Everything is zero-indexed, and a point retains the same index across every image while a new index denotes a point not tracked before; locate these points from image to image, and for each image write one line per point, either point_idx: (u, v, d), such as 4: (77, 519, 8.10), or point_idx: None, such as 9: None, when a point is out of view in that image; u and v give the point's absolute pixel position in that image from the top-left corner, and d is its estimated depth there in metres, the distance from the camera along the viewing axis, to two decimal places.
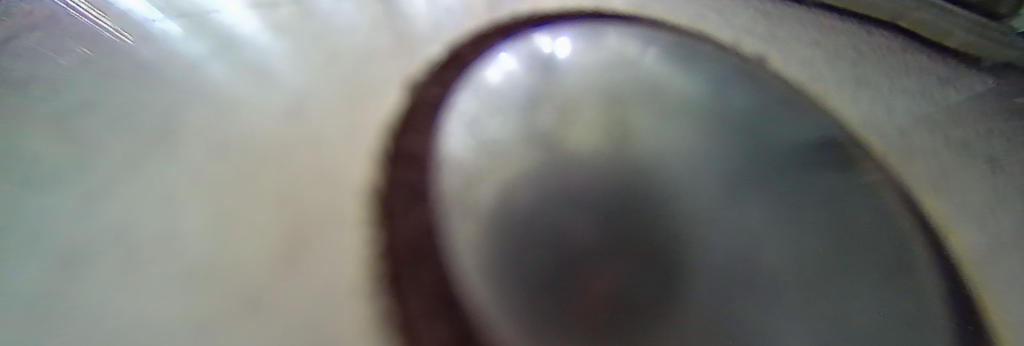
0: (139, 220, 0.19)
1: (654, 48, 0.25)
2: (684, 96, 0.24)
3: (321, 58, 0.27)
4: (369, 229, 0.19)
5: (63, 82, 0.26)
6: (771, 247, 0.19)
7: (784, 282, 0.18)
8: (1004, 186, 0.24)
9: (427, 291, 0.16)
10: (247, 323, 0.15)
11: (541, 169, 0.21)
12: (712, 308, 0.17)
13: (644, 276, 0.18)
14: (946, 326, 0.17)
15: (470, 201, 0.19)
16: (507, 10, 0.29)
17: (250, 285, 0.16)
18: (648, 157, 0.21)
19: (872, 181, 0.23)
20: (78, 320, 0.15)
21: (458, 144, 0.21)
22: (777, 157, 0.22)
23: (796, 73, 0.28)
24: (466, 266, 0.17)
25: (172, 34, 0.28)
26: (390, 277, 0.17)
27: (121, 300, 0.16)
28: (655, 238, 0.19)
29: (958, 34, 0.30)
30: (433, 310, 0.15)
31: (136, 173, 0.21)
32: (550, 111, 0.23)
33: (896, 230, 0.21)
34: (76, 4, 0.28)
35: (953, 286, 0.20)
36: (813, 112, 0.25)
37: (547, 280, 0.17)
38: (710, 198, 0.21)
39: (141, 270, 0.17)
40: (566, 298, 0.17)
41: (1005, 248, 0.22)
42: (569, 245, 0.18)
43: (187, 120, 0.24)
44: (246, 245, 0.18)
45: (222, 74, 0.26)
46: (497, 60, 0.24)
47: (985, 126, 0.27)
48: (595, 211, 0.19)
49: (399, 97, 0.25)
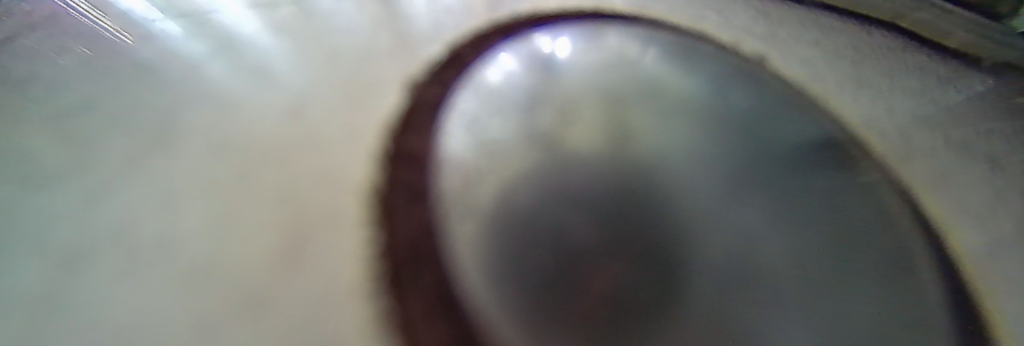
0: (141, 219, 0.19)
1: (654, 48, 0.25)
2: (685, 96, 0.24)
3: (321, 58, 0.27)
4: (369, 229, 0.19)
5: (62, 81, 0.26)
6: (773, 246, 0.19)
7: (785, 282, 0.18)
8: (1002, 186, 0.25)
9: (427, 291, 0.16)
10: (248, 323, 0.15)
11: (542, 168, 0.20)
12: (710, 307, 0.17)
13: (645, 277, 0.17)
14: (943, 327, 0.18)
15: (470, 201, 0.19)
16: (507, 11, 0.29)
17: (250, 285, 0.16)
18: (649, 157, 0.21)
19: (871, 182, 0.23)
20: (80, 319, 0.15)
21: (458, 144, 0.20)
22: (778, 157, 0.22)
23: (795, 72, 0.28)
24: (466, 266, 0.17)
25: (172, 34, 0.28)
26: (390, 277, 0.17)
27: (121, 299, 0.16)
28: (655, 238, 0.19)
29: (958, 34, 0.30)
30: (433, 311, 0.15)
31: (135, 173, 0.21)
32: (550, 111, 0.22)
33: (898, 230, 0.21)
34: (77, 5, 0.28)
35: (953, 286, 0.20)
36: (813, 112, 0.25)
37: (547, 279, 0.17)
38: (710, 198, 0.20)
39: (142, 270, 0.17)
40: (568, 297, 0.17)
41: (995, 250, 0.23)
42: (569, 245, 0.18)
43: (186, 119, 0.24)
44: (245, 245, 0.18)
45: (223, 74, 0.26)
46: (497, 60, 0.24)
47: (985, 126, 0.27)
48: (595, 212, 0.19)
49: (399, 97, 0.25)
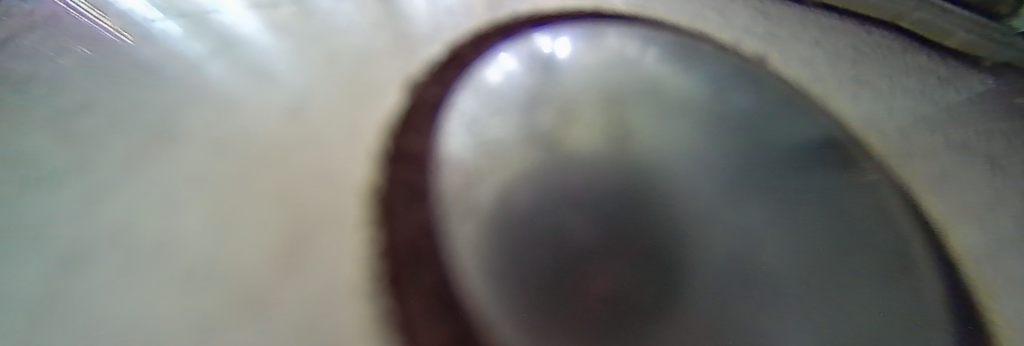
0: (141, 218, 0.19)
1: (654, 48, 0.25)
2: (685, 95, 0.24)
3: (321, 58, 0.27)
4: (370, 229, 0.19)
5: (62, 81, 0.26)
6: (772, 246, 0.19)
7: (786, 282, 0.18)
8: (1001, 185, 0.25)
9: (427, 290, 0.17)
10: (249, 324, 0.15)
11: (542, 166, 0.20)
12: (708, 307, 0.17)
13: (644, 277, 0.17)
14: (943, 326, 0.18)
15: (469, 201, 0.19)
16: (507, 12, 0.29)
17: (249, 285, 0.17)
18: (649, 157, 0.21)
19: (871, 182, 0.23)
20: (85, 319, 0.16)
21: (459, 144, 0.20)
22: (779, 157, 0.22)
23: (795, 73, 0.28)
24: (465, 266, 0.17)
25: (172, 33, 0.28)
26: (391, 277, 0.18)
27: (124, 299, 0.16)
28: (655, 238, 0.18)
29: (959, 34, 0.30)
30: (432, 310, 0.16)
31: (135, 172, 0.21)
32: (550, 111, 0.22)
33: (899, 230, 0.21)
34: (77, 5, 0.28)
35: (953, 285, 0.20)
36: (813, 111, 0.25)
37: (547, 281, 0.17)
38: (712, 199, 0.20)
39: (141, 270, 0.17)
40: (567, 298, 0.16)
41: (994, 249, 0.23)
42: (569, 244, 0.18)
43: (186, 119, 0.24)
44: (246, 245, 0.18)
45: (223, 74, 0.26)
46: (497, 60, 0.24)
47: (984, 126, 0.27)
48: (596, 211, 0.19)
49: (399, 97, 0.25)
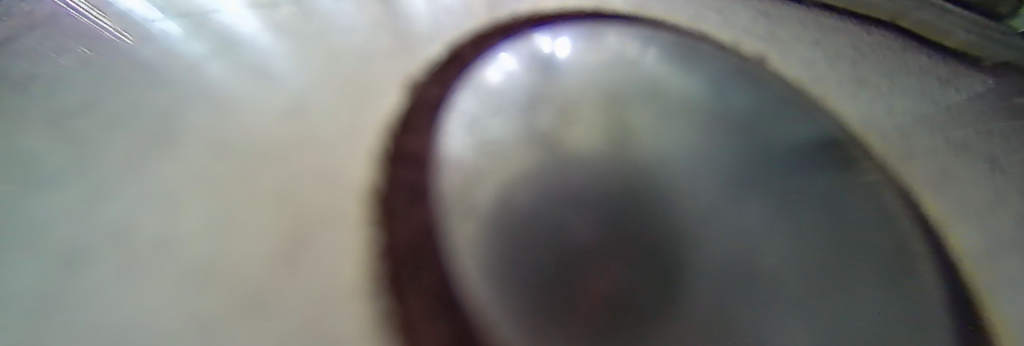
0: (141, 218, 0.19)
1: (654, 48, 0.25)
2: (685, 96, 0.24)
3: (321, 58, 0.27)
4: (370, 228, 0.19)
5: (63, 81, 0.26)
6: (773, 246, 0.19)
7: (786, 281, 0.18)
8: (1003, 186, 0.25)
9: (427, 291, 0.16)
10: (248, 323, 0.15)
11: (543, 167, 0.20)
12: (710, 307, 0.17)
13: (645, 277, 0.17)
14: (946, 326, 0.18)
15: (469, 201, 0.18)
16: (507, 12, 0.29)
17: (251, 285, 0.17)
18: (648, 157, 0.21)
19: (872, 182, 0.23)
20: (83, 320, 0.16)
21: (459, 144, 0.20)
22: (779, 157, 0.22)
23: (796, 72, 0.28)
24: (467, 267, 0.17)
25: (172, 33, 0.28)
26: (390, 278, 0.17)
27: (122, 300, 0.16)
28: (656, 239, 0.18)
29: (958, 34, 0.30)
30: (433, 309, 0.16)
31: (135, 173, 0.21)
32: (550, 111, 0.22)
33: (897, 231, 0.21)
34: (76, 5, 0.29)
35: (953, 285, 0.20)
36: (813, 112, 0.25)
37: (547, 281, 0.17)
38: (712, 199, 0.20)
39: (140, 271, 0.17)
40: (567, 298, 0.17)
41: (997, 250, 0.23)
42: (568, 244, 0.18)
43: (186, 120, 0.24)
44: (246, 246, 0.18)
45: (223, 73, 0.26)
46: (497, 60, 0.24)
47: (984, 126, 0.27)
48: (595, 212, 0.19)
49: (399, 97, 0.25)
